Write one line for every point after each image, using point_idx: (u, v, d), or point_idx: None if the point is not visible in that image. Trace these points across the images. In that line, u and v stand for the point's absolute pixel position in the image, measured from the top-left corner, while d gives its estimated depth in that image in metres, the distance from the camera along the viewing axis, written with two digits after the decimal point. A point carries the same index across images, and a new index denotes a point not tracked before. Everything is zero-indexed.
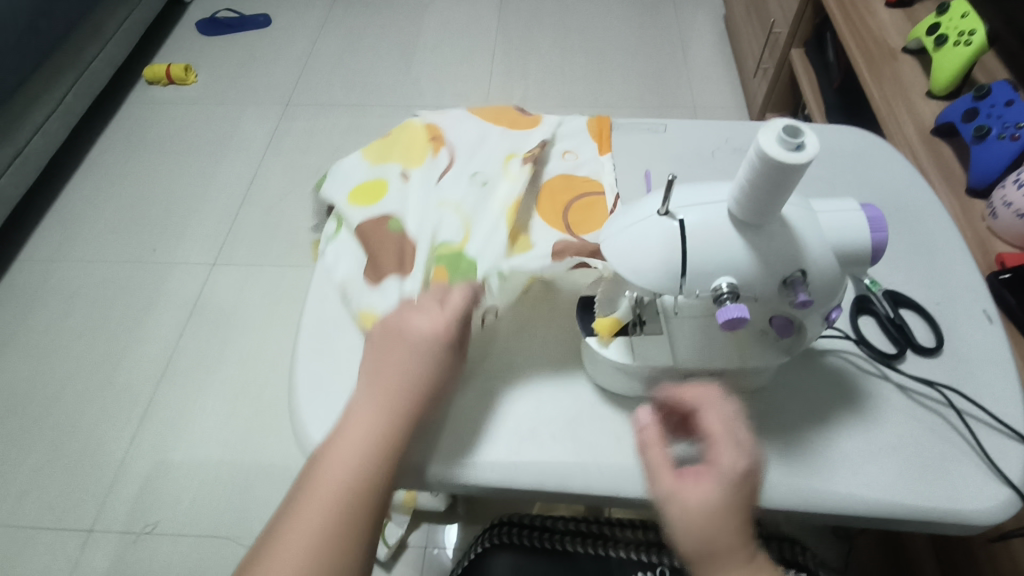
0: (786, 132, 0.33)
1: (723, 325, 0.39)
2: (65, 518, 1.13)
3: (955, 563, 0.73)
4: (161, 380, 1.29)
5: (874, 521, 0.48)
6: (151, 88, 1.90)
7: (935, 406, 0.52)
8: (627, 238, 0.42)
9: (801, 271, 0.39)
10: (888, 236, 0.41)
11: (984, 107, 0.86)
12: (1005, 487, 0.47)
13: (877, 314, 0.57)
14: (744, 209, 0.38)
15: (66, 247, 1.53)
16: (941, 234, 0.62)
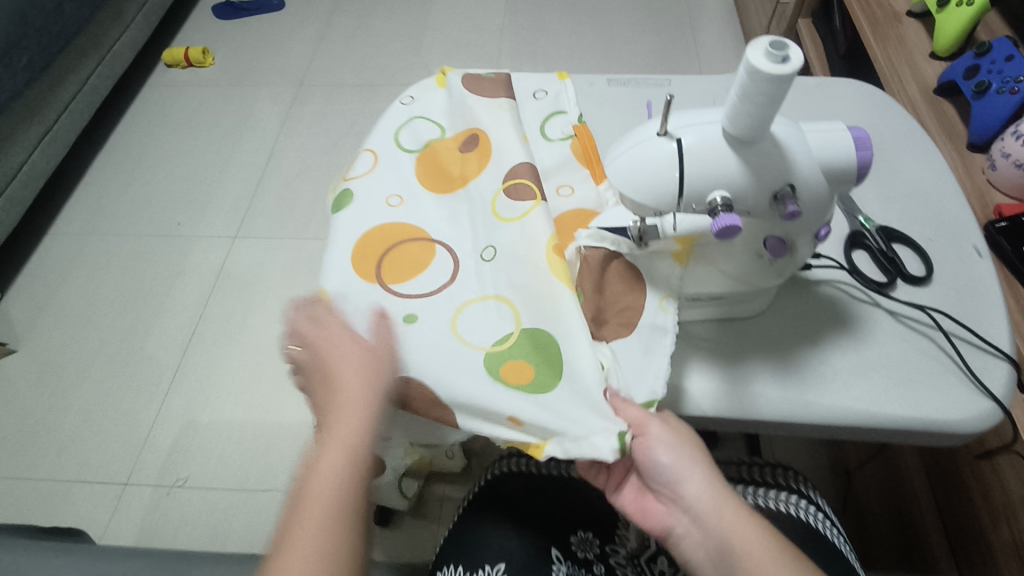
0: (772, 46, 0.37)
1: (717, 235, 0.42)
2: (101, 473, 1.19)
3: (947, 491, 0.77)
4: (188, 345, 1.35)
5: (862, 432, 0.51)
6: (171, 71, 1.95)
7: (924, 328, 0.54)
8: (629, 160, 0.45)
9: (790, 185, 0.43)
10: (873, 155, 0.44)
11: (985, 64, 0.87)
12: (986, 399, 0.50)
13: (870, 248, 0.59)
14: (737, 126, 0.41)
15: (95, 222, 1.59)
16: (933, 176, 0.65)
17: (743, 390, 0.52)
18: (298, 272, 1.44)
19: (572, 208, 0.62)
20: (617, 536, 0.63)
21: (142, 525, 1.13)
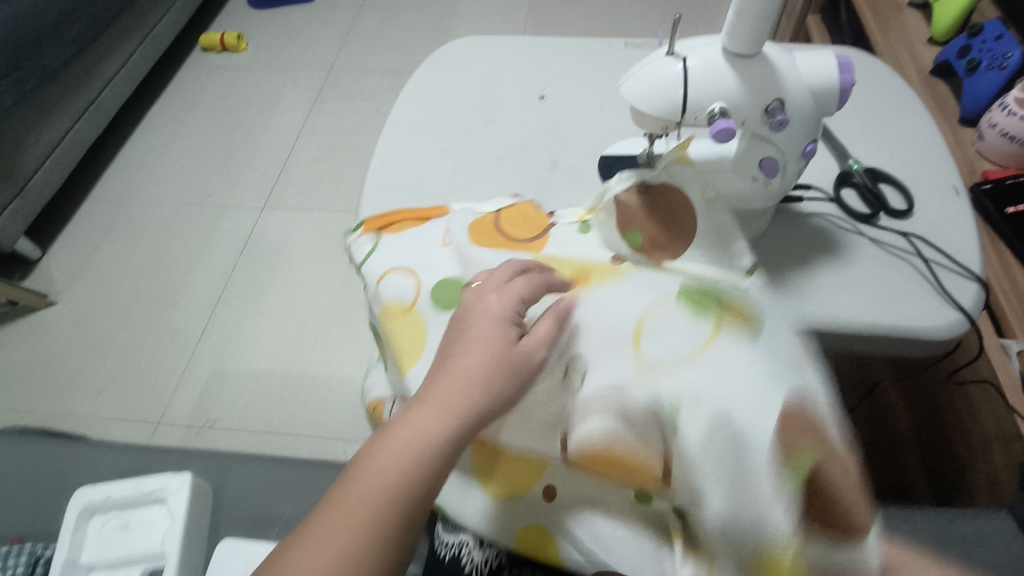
0: None
1: (715, 138, 0.48)
2: (133, 415, 1.26)
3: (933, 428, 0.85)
4: (217, 303, 1.43)
5: (844, 339, 0.57)
6: (206, 54, 2.05)
7: (904, 254, 0.60)
8: (641, 78, 0.52)
9: (780, 99, 0.49)
10: (854, 80, 0.51)
11: (977, 44, 0.93)
12: (957, 312, 0.56)
13: (857, 186, 0.65)
14: (734, 43, 0.48)
15: (132, 189, 1.68)
16: (917, 130, 0.71)
17: None
18: (323, 240, 1.52)
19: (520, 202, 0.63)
20: None
21: None
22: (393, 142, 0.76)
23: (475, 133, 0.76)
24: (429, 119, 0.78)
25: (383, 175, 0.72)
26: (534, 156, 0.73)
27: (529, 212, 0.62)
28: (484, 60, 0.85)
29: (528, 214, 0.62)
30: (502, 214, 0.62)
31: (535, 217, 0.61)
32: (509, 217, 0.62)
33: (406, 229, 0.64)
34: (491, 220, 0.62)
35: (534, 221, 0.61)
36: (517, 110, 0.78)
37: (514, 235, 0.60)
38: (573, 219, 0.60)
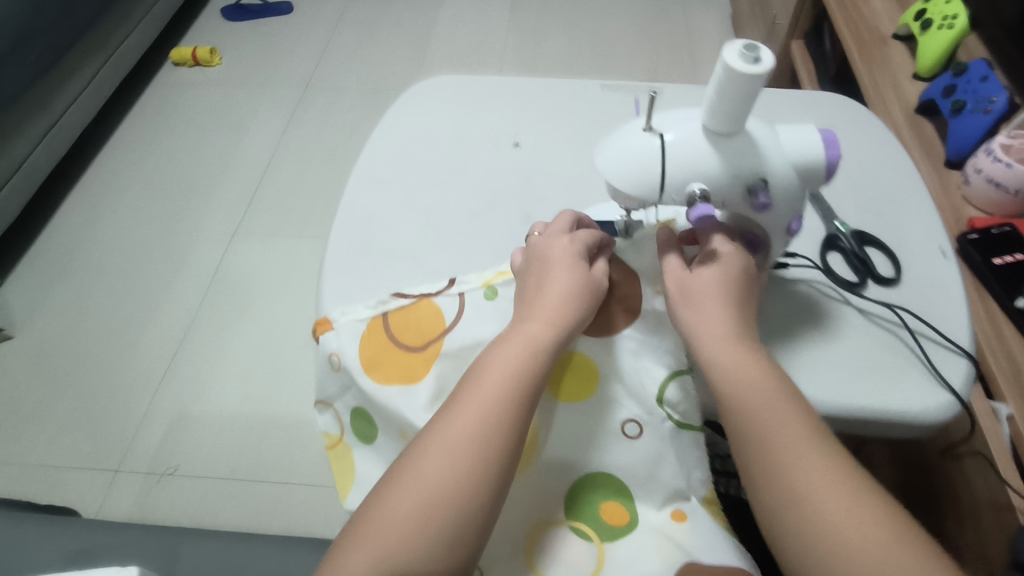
0: (745, 48, 0.40)
1: (694, 223, 0.45)
2: (93, 460, 1.21)
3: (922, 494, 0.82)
4: (184, 337, 1.37)
5: (828, 421, 0.54)
6: (177, 69, 1.99)
7: (891, 325, 0.57)
8: (615, 152, 0.48)
9: (762, 179, 0.46)
10: (840, 155, 0.47)
11: (962, 83, 0.91)
12: (946, 393, 0.53)
13: (844, 250, 0.62)
14: (714, 121, 0.44)
15: (97, 214, 1.62)
16: (905, 186, 0.68)
17: None
18: (296, 270, 1.47)
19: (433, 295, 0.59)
20: None
21: (133, 512, 1.15)
22: (361, 196, 0.71)
23: (447, 183, 0.72)
24: (398, 170, 0.74)
25: (348, 234, 0.67)
26: (506, 210, 0.68)
27: (421, 314, 0.58)
28: (456, 101, 0.81)
29: (427, 312, 0.58)
30: (390, 314, 0.58)
31: (429, 317, 0.58)
32: (400, 320, 0.58)
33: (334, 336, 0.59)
34: (383, 330, 0.58)
35: (431, 324, 0.58)
36: (490, 158, 0.74)
37: (411, 347, 0.57)
38: (475, 284, 0.59)
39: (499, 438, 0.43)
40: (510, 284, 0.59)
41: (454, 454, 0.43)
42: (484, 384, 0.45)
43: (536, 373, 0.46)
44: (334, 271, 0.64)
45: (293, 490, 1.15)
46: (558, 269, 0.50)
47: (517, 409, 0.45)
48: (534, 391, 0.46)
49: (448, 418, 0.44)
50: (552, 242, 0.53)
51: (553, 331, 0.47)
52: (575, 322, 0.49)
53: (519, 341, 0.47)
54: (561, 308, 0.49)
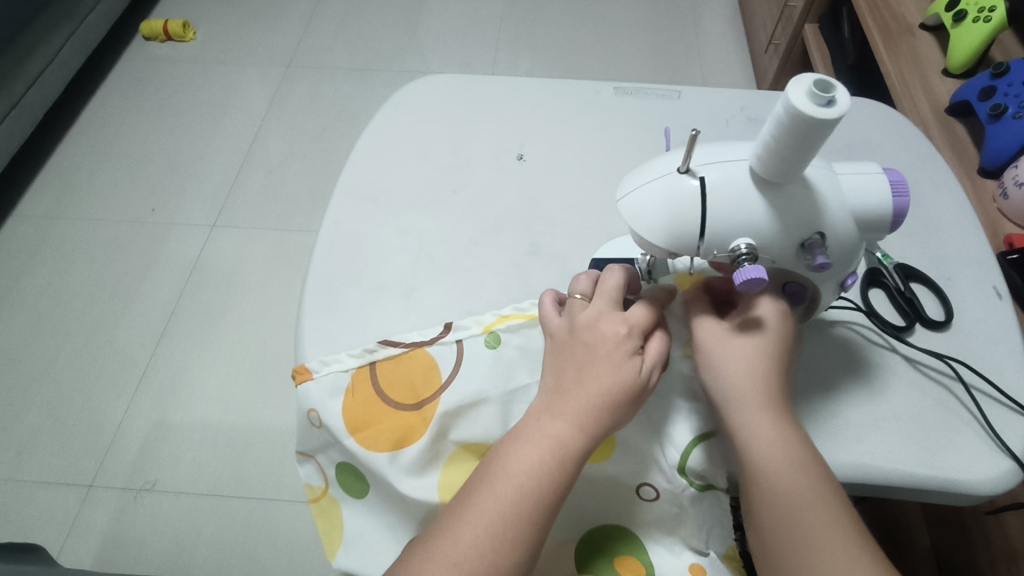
0: (816, 86, 0.33)
1: (740, 287, 0.39)
2: (65, 473, 1.14)
3: (951, 544, 0.75)
4: (160, 339, 1.29)
5: (876, 488, 0.48)
6: (148, 45, 1.86)
7: (943, 378, 0.51)
8: (644, 196, 0.40)
9: (819, 234, 0.39)
10: (909, 200, 0.41)
11: (1002, 86, 0.84)
12: (1007, 459, 0.47)
13: (887, 287, 0.56)
14: (768, 168, 0.37)
15: (64, 204, 1.51)
16: (952, 211, 0.61)
17: None
18: (279, 266, 1.38)
19: (431, 350, 0.53)
20: None
21: (108, 530, 1.08)
22: (346, 216, 0.63)
23: (443, 203, 0.64)
24: (389, 184, 0.66)
25: (333, 262, 0.60)
26: (511, 236, 0.61)
27: (414, 366, 0.53)
28: (452, 105, 0.73)
29: (420, 363, 0.53)
30: (378, 365, 0.53)
31: (423, 372, 0.52)
32: (390, 372, 0.52)
33: (309, 388, 0.53)
34: (370, 384, 0.52)
35: (424, 379, 0.52)
36: (491, 172, 0.66)
37: (401, 404, 0.52)
38: (475, 330, 0.54)
39: (507, 559, 0.40)
40: (512, 330, 0.54)
41: (463, 568, 0.40)
42: (496, 489, 0.42)
43: (556, 480, 0.42)
44: (316, 307, 0.57)
45: (279, 508, 1.09)
46: (600, 365, 0.45)
47: (533, 522, 0.42)
48: (555, 500, 0.42)
49: (460, 525, 0.41)
50: (599, 325, 0.46)
51: (579, 432, 0.43)
52: (607, 427, 0.44)
53: (539, 440, 0.43)
54: (594, 412, 0.44)
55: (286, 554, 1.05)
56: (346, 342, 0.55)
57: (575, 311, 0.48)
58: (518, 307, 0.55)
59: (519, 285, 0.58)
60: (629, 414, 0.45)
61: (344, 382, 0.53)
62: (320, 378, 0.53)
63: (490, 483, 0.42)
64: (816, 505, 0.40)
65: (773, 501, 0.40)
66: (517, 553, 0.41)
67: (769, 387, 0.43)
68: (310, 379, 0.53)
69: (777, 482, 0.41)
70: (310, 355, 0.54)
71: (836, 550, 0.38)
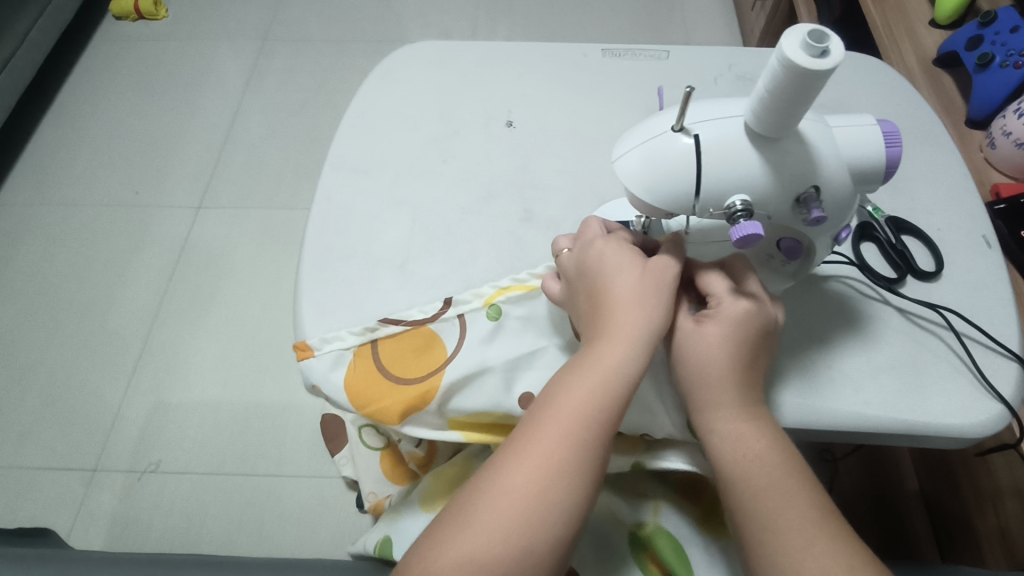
0: (810, 37, 0.32)
1: (737, 243, 0.39)
2: (68, 459, 1.14)
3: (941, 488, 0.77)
4: (154, 322, 1.28)
5: (873, 435, 0.50)
6: (119, 23, 1.80)
7: (933, 327, 0.52)
8: (640, 156, 0.40)
9: (814, 187, 0.40)
10: (902, 151, 0.41)
11: (989, 35, 0.84)
12: (997, 403, 0.49)
13: (879, 240, 0.57)
14: (762, 122, 0.37)
15: (45, 190, 1.48)
16: (941, 162, 0.62)
17: None
18: (268, 244, 1.37)
19: (433, 326, 0.54)
20: None
21: (115, 512, 1.09)
22: (337, 190, 0.62)
23: (434, 173, 0.63)
24: (379, 157, 0.65)
25: (325, 237, 0.59)
26: (503, 204, 0.61)
27: (417, 343, 0.53)
28: (438, 73, 0.71)
29: (423, 338, 0.53)
30: (380, 343, 0.53)
31: (425, 348, 0.53)
32: (391, 348, 0.53)
33: (310, 368, 0.53)
34: (372, 360, 0.53)
35: (428, 354, 0.53)
36: (480, 140, 0.66)
37: (404, 378, 0.52)
38: (476, 303, 0.54)
39: (567, 484, 0.40)
40: (513, 302, 0.54)
41: (521, 495, 0.39)
42: (548, 419, 0.42)
43: (612, 408, 0.42)
44: (313, 283, 0.57)
45: (285, 482, 1.11)
46: (641, 298, 0.44)
47: (589, 446, 0.41)
48: (606, 417, 0.42)
49: (517, 459, 0.41)
50: (631, 260, 0.45)
51: (631, 358, 0.42)
52: (651, 327, 0.43)
53: (594, 371, 0.42)
54: (632, 316, 0.43)
55: (293, 528, 1.07)
56: (344, 320, 0.55)
57: (588, 256, 0.47)
58: (517, 277, 0.55)
59: (515, 252, 0.58)
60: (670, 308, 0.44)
61: (343, 359, 0.53)
62: (319, 355, 0.53)
63: (540, 417, 0.42)
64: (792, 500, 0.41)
65: (741, 493, 0.42)
66: (574, 479, 0.40)
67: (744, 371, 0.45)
68: (309, 357, 0.53)
69: (741, 475, 0.43)
70: (308, 333, 0.54)
71: (805, 545, 0.39)
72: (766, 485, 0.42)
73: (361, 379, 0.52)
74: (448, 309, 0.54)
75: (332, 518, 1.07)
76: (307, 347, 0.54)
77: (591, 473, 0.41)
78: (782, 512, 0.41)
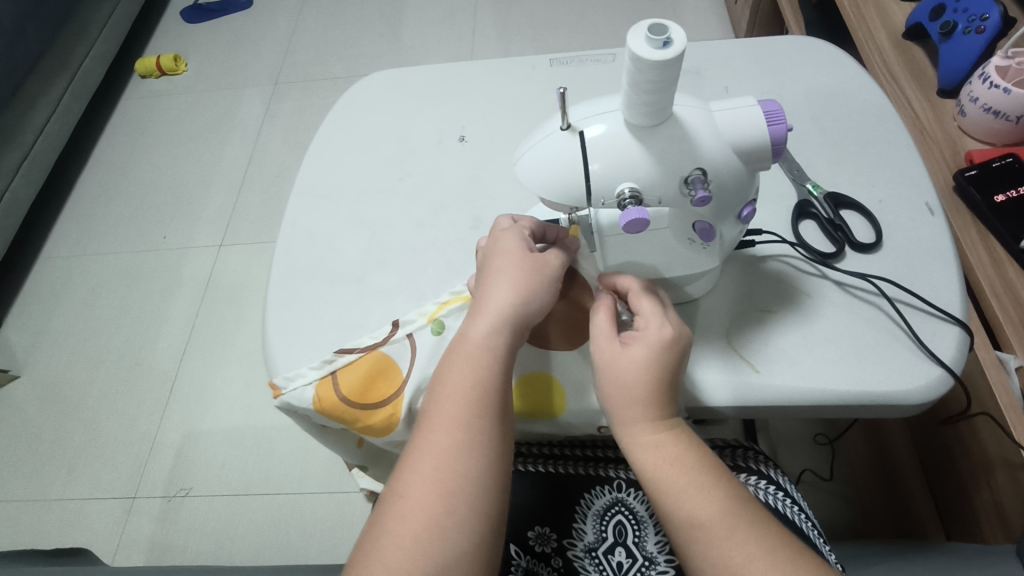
0: (652, 30, 0.35)
1: (628, 228, 0.41)
2: (111, 488, 1.22)
3: (938, 464, 0.77)
4: (183, 356, 1.36)
5: (813, 409, 0.50)
6: (145, 82, 1.94)
7: (869, 296, 0.53)
8: (536, 156, 0.43)
9: (700, 169, 0.42)
10: (788, 128, 0.42)
11: (950, 2, 0.83)
12: (935, 367, 0.49)
13: (817, 218, 0.58)
14: (636, 114, 0.40)
15: (84, 242, 1.61)
16: (884, 135, 0.62)
17: (691, 383, 0.50)
18: None
19: (385, 350, 0.54)
20: (574, 528, 0.56)
21: (153, 536, 1.16)
22: (303, 214, 0.67)
23: (392, 191, 0.68)
24: (342, 180, 0.69)
25: (291, 258, 0.64)
26: (456, 214, 0.65)
27: (373, 369, 0.54)
28: (397, 98, 0.76)
29: (376, 362, 0.54)
30: (338, 374, 0.54)
31: (382, 370, 0.54)
32: (349, 378, 0.53)
33: (284, 403, 0.54)
34: (334, 393, 0.53)
35: (386, 377, 0.53)
36: (436, 156, 0.70)
37: (369, 404, 0.53)
38: (420, 321, 0.56)
39: (457, 468, 0.43)
40: (455, 314, 0.55)
41: (420, 488, 0.42)
42: (439, 412, 0.45)
43: (485, 382, 0.45)
44: (279, 302, 0.61)
45: (306, 498, 1.16)
46: (506, 274, 0.47)
47: (473, 429, 0.44)
48: (483, 398, 0.44)
49: (418, 454, 0.44)
50: (500, 246, 0.49)
51: (495, 332, 0.46)
52: (520, 313, 0.47)
53: (463, 352, 0.46)
54: (503, 305, 0.46)
55: (315, 542, 1.11)
56: (305, 337, 0.59)
57: (489, 241, 0.50)
58: (455, 291, 0.57)
59: (464, 258, 0.62)
60: (545, 293, 0.48)
61: (308, 390, 0.53)
62: (286, 392, 0.54)
63: (432, 413, 0.45)
64: (722, 487, 0.42)
65: (674, 503, 0.42)
66: (464, 465, 0.43)
67: (658, 384, 0.44)
68: (278, 394, 0.54)
69: (661, 477, 0.43)
70: (275, 349, 0.58)
71: (729, 534, 0.40)
72: (687, 486, 0.42)
73: (329, 408, 0.53)
74: (397, 330, 0.56)
75: (351, 529, 1.12)
76: (275, 387, 0.55)
77: (487, 445, 0.44)
78: (703, 512, 0.41)
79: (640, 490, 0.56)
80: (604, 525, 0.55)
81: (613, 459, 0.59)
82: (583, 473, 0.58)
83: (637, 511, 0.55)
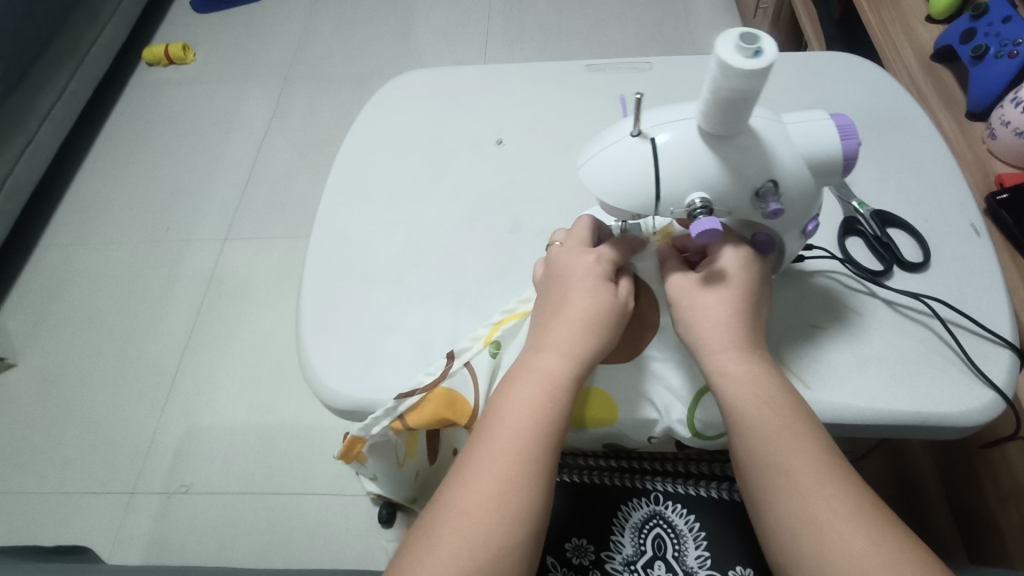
0: (743, 39, 0.34)
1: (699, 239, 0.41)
2: (108, 483, 1.19)
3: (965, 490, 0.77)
4: (186, 351, 1.34)
5: (865, 428, 0.49)
6: (151, 71, 1.91)
7: (920, 317, 0.53)
8: (603, 161, 0.42)
9: (772, 181, 0.41)
10: (859, 143, 0.42)
11: (982, 27, 0.84)
12: (988, 390, 0.48)
13: (864, 235, 0.58)
14: (712, 124, 0.39)
15: (85, 231, 1.57)
16: (927, 153, 0.62)
17: None
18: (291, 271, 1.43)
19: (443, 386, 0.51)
20: (612, 541, 0.54)
21: (152, 534, 1.14)
22: (336, 213, 0.66)
23: (427, 193, 0.67)
24: (376, 180, 0.68)
25: (325, 258, 0.63)
26: (494, 218, 0.64)
27: (439, 406, 0.51)
28: (432, 97, 0.75)
29: (442, 399, 0.51)
30: (405, 417, 0.51)
31: (447, 404, 0.51)
32: (419, 420, 0.51)
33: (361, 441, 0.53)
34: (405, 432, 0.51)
35: (453, 411, 0.51)
36: (471, 158, 0.69)
37: None
38: (476, 347, 0.53)
39: (519, 493, 0.41)
40: (511, 333, 0.54)
41: (477, 507, 0.41)
42: (499, 431, 0.43)
43: (554, 412, 0.43)
44: (313, 302, 0.60)
45: (311, 501, 1.13)
46: (582, 310, 0.46)
47: (536, 456, 0.42)
48: (550, 426, 0.43)
49: (473, 469, 0.42)
50: (589, 278, 0.47)
51: (567, 367, 0.45)
52: (593, 352, 0.46)
53: (534, 377, 0.44)
54: (577, 339, 0.45)
55: (319, 544, 1.09)
56: (341, 342, 0.57)
57: (557, 258, 0.49)
58: (507, 310, 0.55)
59: (503, 262, 0.61)
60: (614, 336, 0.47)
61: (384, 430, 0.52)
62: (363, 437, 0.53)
63: (493, 429, 0.43)
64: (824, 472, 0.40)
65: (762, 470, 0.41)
66: (526, 492, 0.41)
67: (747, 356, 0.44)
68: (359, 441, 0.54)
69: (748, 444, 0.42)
70: (311, 351, 0.57)
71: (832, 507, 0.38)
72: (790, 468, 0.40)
73: None
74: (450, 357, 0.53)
75: (355, 535, 1.10)
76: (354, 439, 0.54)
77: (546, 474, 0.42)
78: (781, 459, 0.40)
79: (679, 504, 0.55)
80: (643, 537, 0.54)
81: (646, 471, 0.58)
82: (621, 484, 0.57)
83: (677, 525, 0.54)
